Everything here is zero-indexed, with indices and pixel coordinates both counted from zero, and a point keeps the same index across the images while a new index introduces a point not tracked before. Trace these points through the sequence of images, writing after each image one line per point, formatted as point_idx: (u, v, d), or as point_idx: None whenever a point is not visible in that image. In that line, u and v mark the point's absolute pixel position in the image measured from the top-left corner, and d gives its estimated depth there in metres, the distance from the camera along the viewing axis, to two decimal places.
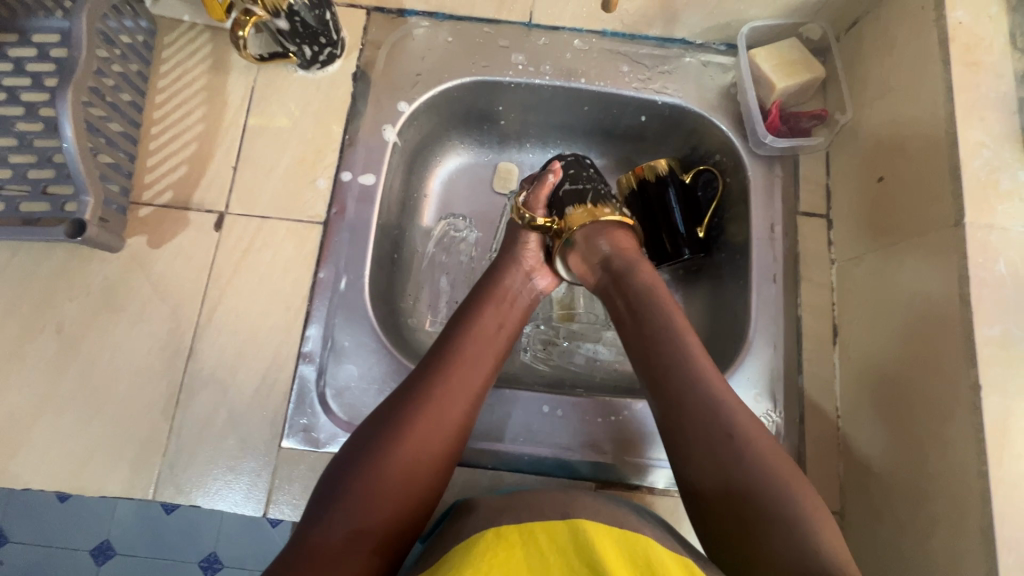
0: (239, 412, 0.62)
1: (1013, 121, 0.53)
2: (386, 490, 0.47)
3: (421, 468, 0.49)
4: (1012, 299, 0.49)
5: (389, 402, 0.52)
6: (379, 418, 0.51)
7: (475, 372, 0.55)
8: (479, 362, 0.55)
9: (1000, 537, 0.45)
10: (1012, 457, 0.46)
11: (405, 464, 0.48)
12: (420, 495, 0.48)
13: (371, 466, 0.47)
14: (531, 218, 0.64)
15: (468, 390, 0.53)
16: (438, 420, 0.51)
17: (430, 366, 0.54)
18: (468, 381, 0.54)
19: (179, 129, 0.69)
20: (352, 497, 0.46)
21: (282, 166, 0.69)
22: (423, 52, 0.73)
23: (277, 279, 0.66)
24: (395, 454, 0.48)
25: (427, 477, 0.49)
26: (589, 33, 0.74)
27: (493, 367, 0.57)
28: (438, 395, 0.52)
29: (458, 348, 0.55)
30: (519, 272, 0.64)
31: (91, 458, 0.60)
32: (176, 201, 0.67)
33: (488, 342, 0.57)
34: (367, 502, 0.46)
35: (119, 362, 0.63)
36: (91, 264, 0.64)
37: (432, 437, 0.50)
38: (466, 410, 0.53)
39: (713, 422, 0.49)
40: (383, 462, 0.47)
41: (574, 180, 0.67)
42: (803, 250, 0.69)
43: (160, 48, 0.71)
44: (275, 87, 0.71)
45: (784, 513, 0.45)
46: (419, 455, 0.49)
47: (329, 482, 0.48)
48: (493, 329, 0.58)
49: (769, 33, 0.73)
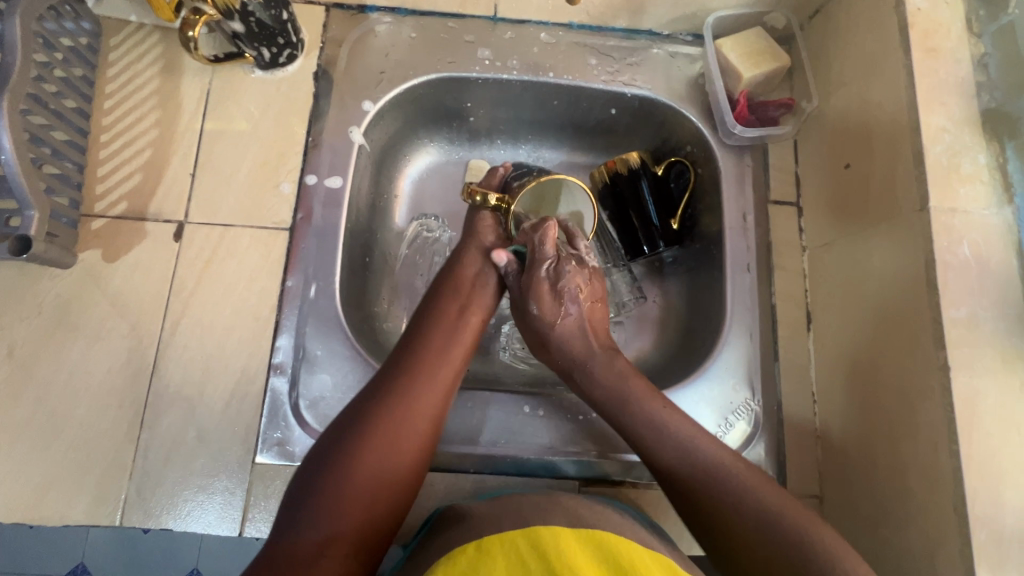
0: (209, 430, 0.60)
1: (971, 105, 0.54)
2: (358, 489, 0.46)
3: (394, 465, 0.48)
4: (977, 281, 0.50)
5: (355, 404, 0.50)
6: (348, 417, 0.49)
7: (443, 369, 0.54)
8: (447, 359, 0.55)
9: (974, 513, 0.46)
10: (982, 436, 0.47)
11: (378, 463, 0.47)
12: (394, 495, 0.48)
13: (340, 466, 0.46)
14: (482, 196, 0.63)
15: (438, 388, 0.52)
16: (409, 418, 0.50)
17: (397, 365, 0.53)
18: (438, 377, 0.53)
19: (132, 135, 0.66)
20: (324, 502, 0.45)
21: (243, 172, 0.66)
22: (386, 49, 0.71)
23: (243, 289, 0.63)
24: (368, 452, 0.47)
25: (402, 476, 0.48)
26: (555, 25, 0.73)
27: (462, 363, 0.56)
28: (407, 391, 0.51)
29: (427, 345, 0.55)
30: (475, 251, 0.63)
31: (52, 486, 0.57)
32: (131, 212, 0.64)
33: (455, 337, 0.56)
34: (338, 502, 0.45)
35: (76, 384, 0.60)
36: (42, 281, 0.61)
37: (402, 433, 0.49)
38: (435, 407, 0.52)
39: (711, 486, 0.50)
40: (354, 462, 0.46)
41: (517, 169, 0.70)
42: (774, 238, 0.70)
43: (106, 51, 0.68)
44: (233, 89, 0.68)
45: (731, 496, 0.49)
46: (392, 452, 0.48)
47: (300, 488, 0.46)
48: (456, 321, 0.58)
49: (734, 23, 0.73)
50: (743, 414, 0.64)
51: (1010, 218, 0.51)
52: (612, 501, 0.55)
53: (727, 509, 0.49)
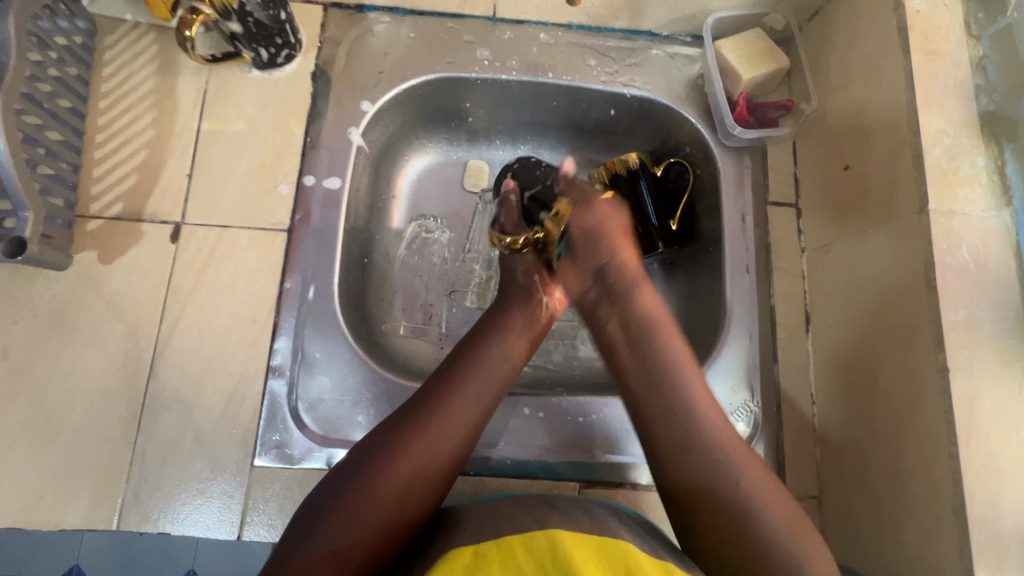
0: (207, 434, 0.59)
1: (970, 108, 0.54)
2: (375, 509, 0.45)
3: (415, 490, 0.47)
4: (976, 284, 0.50)
5: (389, 422, 0.50)
6: (379, 435, 0.49)
7: (482, 398, 0.52)
8: (486, 386, 0.53)
9: (972, 515, 0.46)
10: (980, 437, 0.47)
11: (397, 488, 0.46)
12: (409, 520, 0.46)
13: (364, 482, 0.46)
14: (512, 240, 0.64)
15: (472, 417, 0.51)
16: (436, 445, 0.49)
17: (437, 386, 0.52)
18: (475, 406, 0.52)
19: (128, 135, 0.65)
20: (338, 516, 0.44)
21: (240, 173, 0.66)
22: (385, 49, 0.70)
23: (241, 291, 0.63)
24: (389, 473, 0.46)
25: (423, 502, 0.47)
26: (554, 26, 0.73)
27: (501, 392, 0.54)
28: (439, 419, 0.50)
29: (468, 369, 0.53)
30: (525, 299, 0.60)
31: (48, 490, 0.57)
32: (127, 213, 0.63)
33: (498, 364, 0.55)
34: (348, 520, 0.44)
35: (72, 387, 0.59)
36: (37, 283, 0.60)
37: (423, 463, 0.48)
38: (466, 437, 0.50)
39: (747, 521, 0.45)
40: (375, 481, 0.46)
41: (531, 186, 0.72)
42: (773, 240, 0.70)
43: (101, 50, 0.67)
44: (230, 89, 0.68)
45: (732, 511, 0.46)
46: (409, 479, 0.47)
47: (319, 500, 0.46)
48: (499, 355, 0.55)
49: (733, 24, 0.73)
50: (742, 415, 0.64)
51: (1007, 221, 0.52)
52: (611, 504, 0.56)
53: (730, 527, 0.45)
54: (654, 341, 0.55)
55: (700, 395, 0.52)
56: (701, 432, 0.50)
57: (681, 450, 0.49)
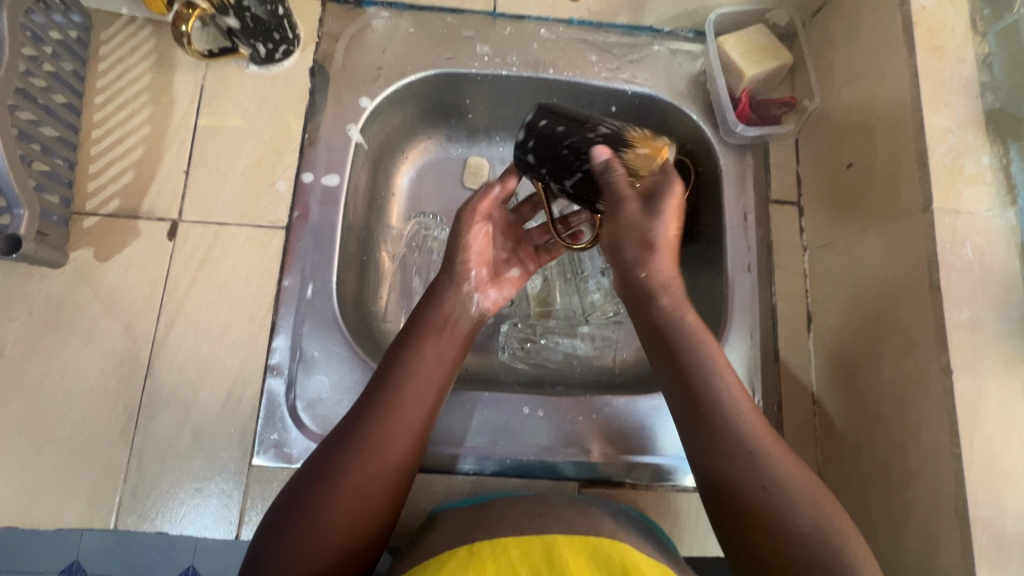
0: (205, 432, 0.59)
1: (976, 105, 0.53)
2: (323, 541, 0.43)
3: (360, 514, 0.45)
4: (981, 284, 0.49)
5: (326, 447, 0.48)
6: (316, 462, 0.47)
7: (418, 409, 0.50)
8: (423, 396, 0.50)
9: (975, 517, 0.46)
10: (983, 438, 0.47)
11: (343, 517, 0.44)
12: (361, 546, 0.45)
13: (306, 516, 0.43)
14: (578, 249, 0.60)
15: (410, 430, 0.49)
16: (376, 466, 0.46)
17: (367, 404, 0.49)
18: (412, 417, 0.49)
19: (124, 131, 0.65)
20: (285, 553, 0.42)
21: (237, 170, 0.65)
22: (384, 45, 0.70)
23: (238, 289, 0.62)
24: (331, 502, 0.44)
25: (370, 525, 0.45)
26: (556, 21, 0.73)
27: (438, 400, 0.52)
28: (377, 438, 0.47)
29: (399, 381, 0.50)
30: (456, 294, 0.57)
31: (45, 489, 0.56)
32: (124, 210, 0.63)
33: (432, 373, 0.52)
34: (298, 560, 0.42)
35: (69, 385, 0.59)
36: (33, 280, 0.60)
37: (366, 486, 0.45)
38: (407, 451, 0.48)
39: (793, 515, 0.43)
40: (318, 514, 0.44)
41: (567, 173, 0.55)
42: (775, 238, 0.69)
43: (96, 45, 0.66)
44: (226, 84, 0.67)
45: (770, 512, 0.43)
46: (355, 507, 0.45)
47: (266, 535, 0.44)
48: (435, 362, 0.53)
49: (735, 20, 0.73)
50: None
51: (1012, 220, 0.51)
52: (613, 505, 0.55)
53: (772, 524, 0.43)
54: (688, 344, 0.52)
55: (735, 393, 0.49)
56: (735, 430, 0.47)
57: (715, 450, 0.47)
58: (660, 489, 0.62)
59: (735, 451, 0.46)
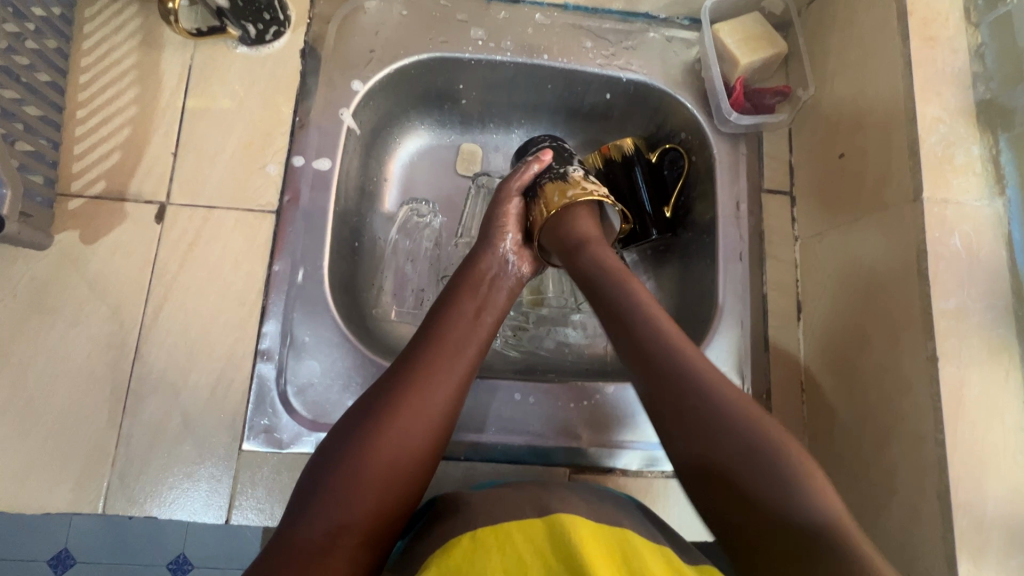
0: (194, 417, 0.58)
1: (967, 96, 0.54)
2: (371, 477, 0.44)
3: (407, 453, 0.46)
4: (967, 272, 0.50)
5: (370, 394, 0.49)
6: (361, 408, 0.48)
7: (457, 360, 0.52)
8: (461, 349, 0.53)
9: (957, 500, 0.47)
10: (967, 425, 0.47)
11: (389, 454, 0.45)
12: (405, 486, 0.45)
13: (354, 455, 0.45)
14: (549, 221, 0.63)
15: (451, 378, 0.50)
16: (420, 408, 0.48)
17: (409, 355, 0.51)
18: (453, 368, 0.51)
19: (110, 111, 0.63)
20: (333, 489, 0.43)
21: (226, 153, 0.64)
22: (376, 27, 0.69)
23: (228, 274, 0.62)
24: (378, 439, 0.45)
25: (413, 467, 0.46)
26: (550, 6, 0.72)
27: (476, 355, 0.54)
28: (421, 384, 0.49)
29: (439, 334, 0.53)
30: (495, 257, 0.60)
31: (31, 474, 0.56)
32: (111, 192, 0.62)
33: (470, 328, 0.54)
34: (348, 496, 0.43)
35: (54, 370, 0.58)
36: (16, 263, 0.59)
37: (413, 422, 0.47)
38: (449, 399, 0.50)
39: (775, 465, 0.41)
40: (366, 452, 0.45)
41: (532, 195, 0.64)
42: (767, 227, 0.70)
43: (80, 23, 0.65)
44: (215, 65, 0.66)
45: (766, 458, 0.41)
46: (400, 446, 0.46)
47: (312, 476, 0.45)
48: (473, 318, 0.55)
49: (732, 7, 0.72)
50: None
51: (1000, 210, 0.52)
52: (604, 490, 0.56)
53: (749, 464, 0.42)
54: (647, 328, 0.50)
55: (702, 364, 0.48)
56: (710, 388, 0.46)
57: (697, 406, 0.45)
58: (647, 476, 0.62)
59: (696, 401, 0.45)
